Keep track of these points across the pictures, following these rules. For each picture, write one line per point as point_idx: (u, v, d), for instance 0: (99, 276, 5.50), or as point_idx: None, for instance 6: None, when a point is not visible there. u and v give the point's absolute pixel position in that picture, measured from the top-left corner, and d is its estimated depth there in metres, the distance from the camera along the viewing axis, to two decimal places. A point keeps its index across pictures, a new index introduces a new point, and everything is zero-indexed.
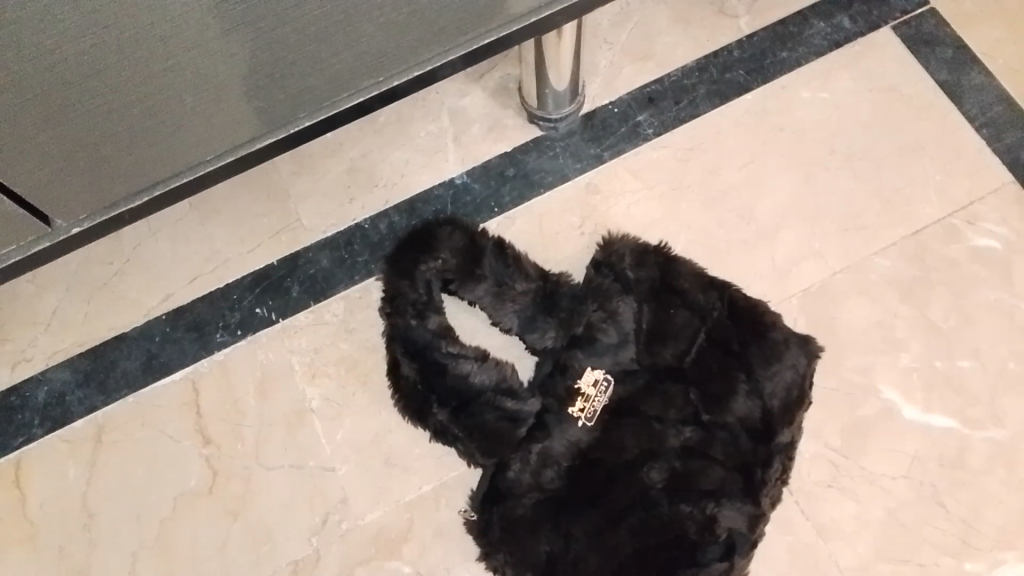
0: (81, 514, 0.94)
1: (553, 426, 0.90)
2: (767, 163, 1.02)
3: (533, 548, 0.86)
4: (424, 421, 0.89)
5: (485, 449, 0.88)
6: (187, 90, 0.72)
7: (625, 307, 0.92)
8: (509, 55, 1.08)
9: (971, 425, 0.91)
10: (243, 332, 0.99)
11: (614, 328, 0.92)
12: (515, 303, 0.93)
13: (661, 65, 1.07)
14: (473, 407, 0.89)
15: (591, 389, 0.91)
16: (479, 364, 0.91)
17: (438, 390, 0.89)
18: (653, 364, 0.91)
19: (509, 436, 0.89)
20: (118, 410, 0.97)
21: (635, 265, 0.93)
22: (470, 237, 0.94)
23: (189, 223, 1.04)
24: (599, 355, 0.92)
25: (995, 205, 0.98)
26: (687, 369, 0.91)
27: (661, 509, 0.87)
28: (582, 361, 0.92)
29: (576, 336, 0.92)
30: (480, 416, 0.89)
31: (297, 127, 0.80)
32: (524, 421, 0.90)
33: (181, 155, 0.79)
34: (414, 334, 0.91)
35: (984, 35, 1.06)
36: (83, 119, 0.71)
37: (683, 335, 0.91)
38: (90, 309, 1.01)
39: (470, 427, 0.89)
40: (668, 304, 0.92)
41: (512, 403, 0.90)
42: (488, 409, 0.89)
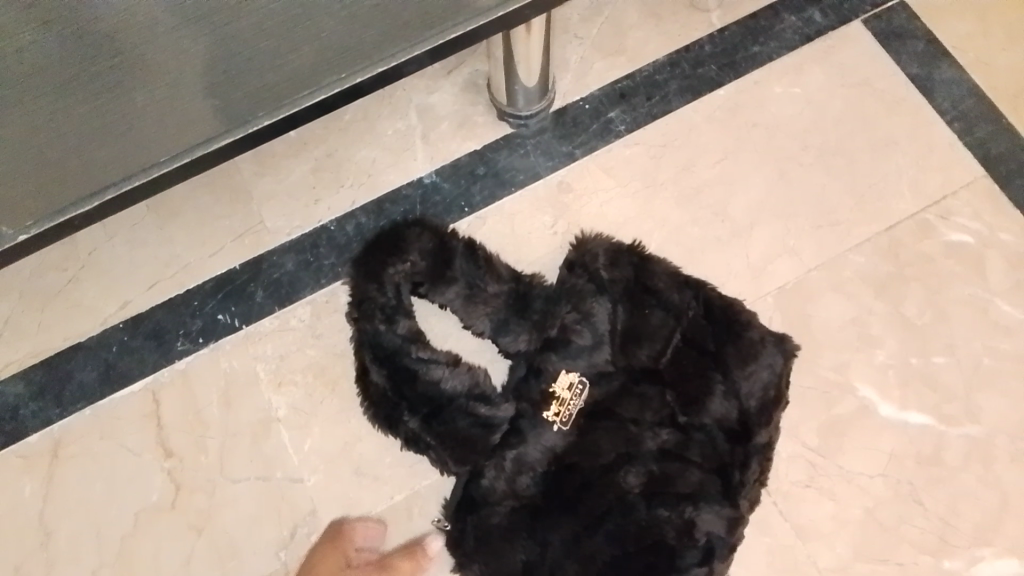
0: (37, 532, 0.90)
1: (528, 431, 0.88)
2: (741, 158, 1.00)
3: (509, 557, 0.84)
4: (393, 429, 0.87)
5: (459, 457, 0.86)
6: (137, 87, 0.70)
7: (599, 308, 0.90)
8: (477, 51, 1.05)
9: (947, 421, 0.90)
10: (205, 339, 0.95)
11: (588, 330, 0.90)
12: (487, 306, 0.91)
13: (633, 60, 1.05)
14: (445, 414, 0.87)
15: (568, 392, 0.89)
16: (450, 370, 0.88)
17: (409, 398, 0.87)
18: (630, 366, 0.90)
19: (483, 443, 0.87)
20: (74, 424, 0.93)
21: (608, 265, 0.91)
22: (439, 239, 0.91)
23: (147, 227, 1.00)
24: (573, 357, 0.90)
25: (967, 200, 0.98)
26: (664, 370, 0.89)
27: (639, 514, 0.85)
28: (557, 364, 0.90)
29: (550, 339, 0.90)
30: (453, 422, 0.87)
31: (257, 127, 0.74)
32: (499, 426, 0.88)
33: (131, 153, 0.73)
34: (383, 340, 0.88)
35: (953, 28, 1.06)
36: (28, 109, 0.68)
37: (658, 336, 0.89)
38: (43, 318, 0.97)
39: (442, 434, 0.86)
40: (643, 305, 0.90)
41: (486, 408, 0.88)
42: (461, 416, 0.87)
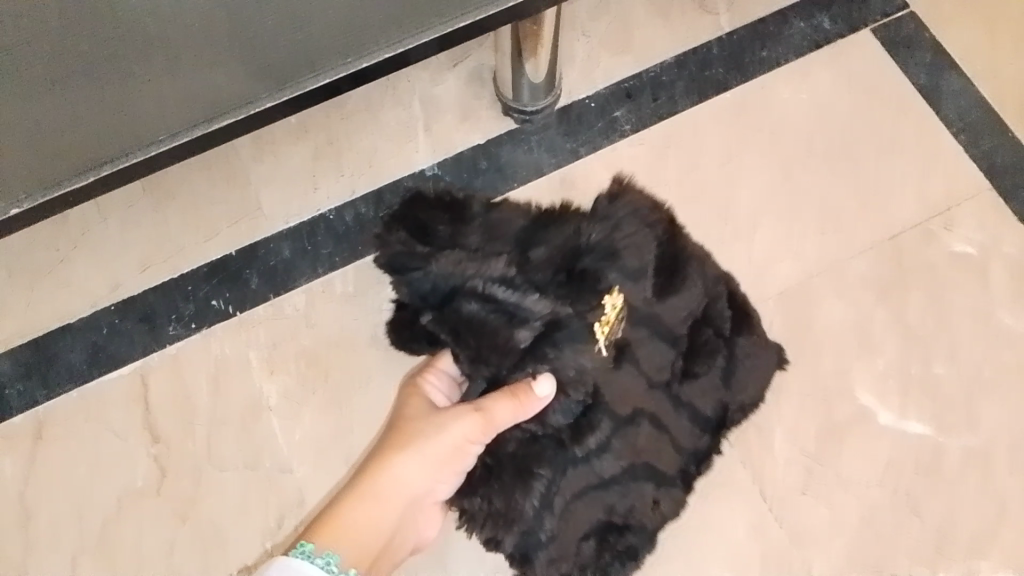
0: (17, 514, 0.88)
1: (561, 344, 0.68)
2: (746, 161, 1.00)
3: (516, 500, 0.74)
4: (415, 337, 0.76)
5: (474, 353, 0.68)
6: (139, 61, 0.70)
7: (636, 238, 0.74)
8: (484, 44, 1.04)
9: (946, 432, 0.89)
10: (197, 324, 0.94)
11: (622, 257, 0.73)
12: (503, 222, 0.76)
13: (640, 59, 1.04)
14: (461, 304, 0.69)
15: (608, 312, 0.70)
16: (462, 266, 0.70)
17: (421, 298, 0.71)
18: (655, 312, 0.76)
19: (508, 350, 0.68)
20: (60, 405, 0.91)
21: (649, 209, 0.76)
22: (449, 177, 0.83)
23: (142, 209, 0.98)
24: (614, 273, 0.72)
25: (972, 210, 0.97)
26: (679, 328, 0.78)
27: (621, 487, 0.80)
28: (590, 288, 0.70)
29: (579, 248, 0.72)
30: (467, 311, 0.68)
31: (260, 107, 0.72)
32: (529, 323, 0.68)
33: (129, 128, 0.71)
34: (398, 252, 0.74)
35: (962, 39, 1.05)
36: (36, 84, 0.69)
37: (684, 289, 0.78)
38: (33, 297, 0.95)
39: (459, 329, 0.68)
40: (678, 256, 0.77)
41: (507, 292, 0.68)
42: (476, 303, 0.68)
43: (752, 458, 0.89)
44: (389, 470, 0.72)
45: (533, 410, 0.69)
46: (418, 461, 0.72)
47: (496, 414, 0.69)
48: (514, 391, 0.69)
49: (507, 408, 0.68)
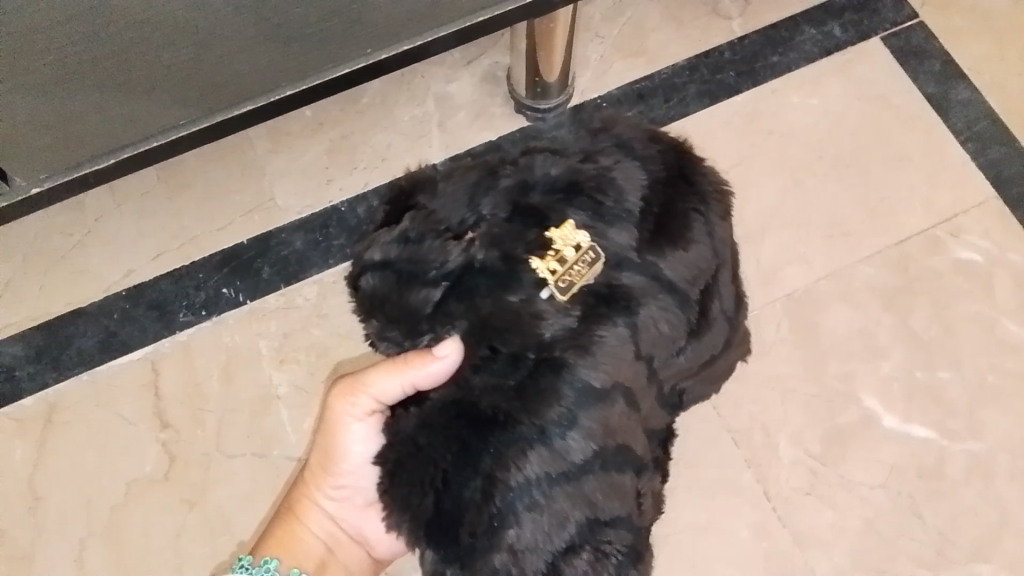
0: (25, 496, 0.89)
1: (474, 309, 0.53)
2: (756, 165, 1.01)
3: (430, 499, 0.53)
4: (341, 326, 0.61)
5: (388, 334, 0.55)
6: (163, 51, 0.70)
7: (618, 171, 0.57)
8: (499, 42, 1.05)
9: (949, 436, 0.90)
10: (208, 312, 0.95)
11: (599, 188, 0.56)
12: (461, 176, 0.57)
13: (652, 62, 1.05)
14: (365, 268, 0.55)
15: (552, 252, 0.53)
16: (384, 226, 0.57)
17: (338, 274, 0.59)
18: (651, 266, 0.56)
19: (414, 314, 0.54)
20: (70, 389, 0.92)
21: (639, 142, 0.59)
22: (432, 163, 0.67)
23: (155, 197, 0.99)
24: (570, 206, 0.56)
25: (978, 218, 0.98)
26: (678, 278, 0.57)
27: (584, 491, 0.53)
28: (533, 220, 0.55)
29: (524, 171, 0.56)
30: (372, 277, 0.55)
31: (278, 97, 0.75)
32: (437, 277, 0.53)
33: (151, 113, 0.73)
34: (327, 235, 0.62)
35: (971, 50, 1.06)
36: (67, 77, 0.69)
37: (687, 240, 0.57)
38: (46, 282, 0.96)
39: (367, 297, 0.55)
40: (673, 199, 0.58)
41: (409, 241, 0.54)
42: (379, 262, 0.55)
43: (756, 458, 0.89)
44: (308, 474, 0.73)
45: (422, 372, 0.53)
46: (324, 461, 0.71)
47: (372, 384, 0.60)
48: (416, 353, 0.54)
49: (389, 372, 0.57)
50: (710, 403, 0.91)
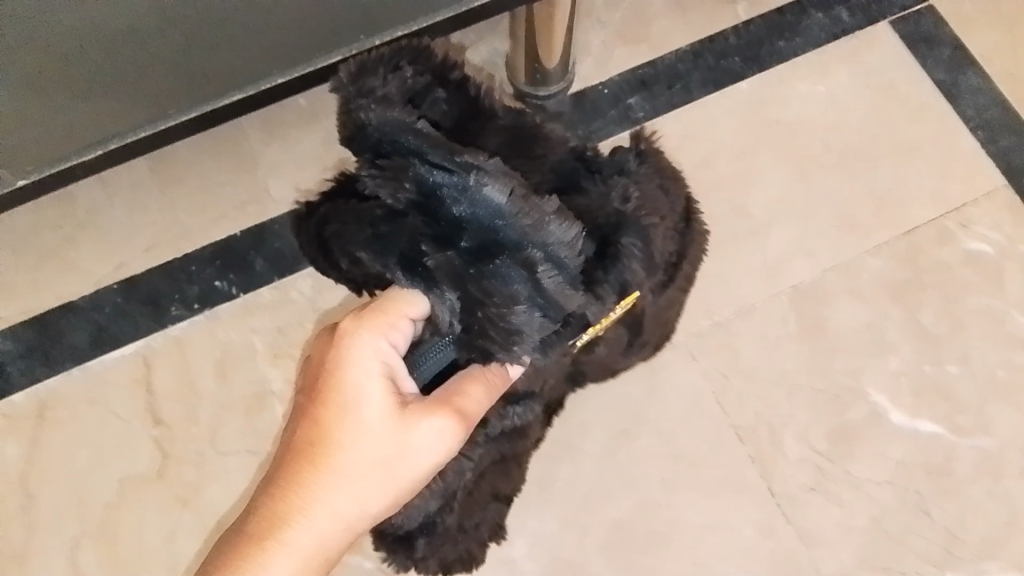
0: (18, 494, 0.87)
1: (552, 347, 0.52)
2: (761, 154, 0.98)
3: (431, 522, 0.65)
4: (391, 257, 0.49)
5: (481, 345, 0.50)
6: (152, 35, 0.66)
7: (664, 224, 0.58)
8: (497, 28, 1.02)
9: (957, 432, 0.88)
10: (201, 306, 0.93)
11: (652, 243, 0.55)
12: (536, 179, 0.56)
13: (655, 48, 1.03)
14: (498, 258, 0.47)
15: (614, 310, 0.55)
16: (519, 202, 0.47)
17: (439, 223, 0.48)
18: (646, 311, 0.62)
19: (519, 335, 0.50)
20: (62, 385, 0.90)
21: (672, 183, 0.61)
22: (446, 65, 0.56)
23: (146, 188, 0.96)
24: (641, 265, 0.54)
25: (988, 209, 0.96)
26: (649, 323, 0.65)
27: (506, 493, 0.75)
28: (618, 277, 0.53)
29: (624, 219, 0.54)
30: (501, 276, 0.47)
31: (270, 84, 0.73)
32: (552, 318, 0.50)
33: (141, 105, 0.71)
34: (402, 130, 0.49)
35: (982, 36, 1.03)
36: (52, 61, 0.66)
37: (676, 287, 0.63)
38: (36, 276, 0.93)
39: (488, 293, 0.48)
40: (687, 246, 0.62)
41: (555, 279, 0.48)
42: (519, 274, 0.48)
43: (762, 454, 0.88)
44: (316, 499, 0.56)
45: (497, 388, 0.55)
46: (346, 472, 0.56)
47: (468, 411, 0.55)
48: (494, 376, 0.55)
49: (481, 393, 0.54)
50: (714, 399, 0.89)
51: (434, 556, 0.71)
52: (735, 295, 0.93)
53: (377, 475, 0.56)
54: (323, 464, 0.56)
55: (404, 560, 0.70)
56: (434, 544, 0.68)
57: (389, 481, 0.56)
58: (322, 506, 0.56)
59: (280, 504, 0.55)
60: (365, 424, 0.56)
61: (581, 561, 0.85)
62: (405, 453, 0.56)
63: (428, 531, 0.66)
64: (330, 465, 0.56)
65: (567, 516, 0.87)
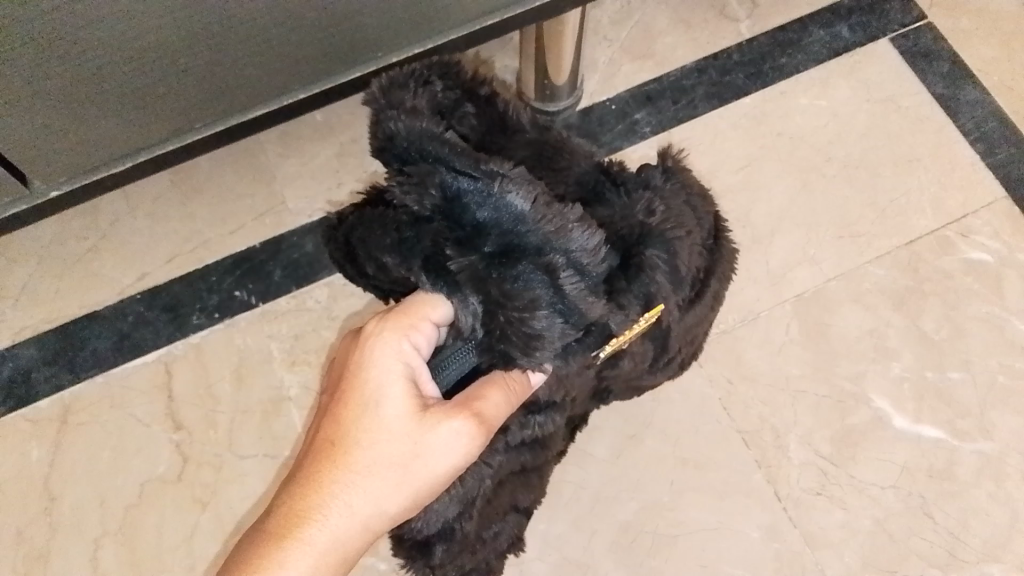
0: (42, 496, 0.90)
1: (574, 355, 0.55)
2: (765, 167, 1.01)
3: (451, 528, 0.64)
4: (416, 260, 0.52)
5: (504, 350, 0.52)
6: (180, 60, 0.70)
7: (690, 239, 0.59)
8: (507, 46, 1.06)
9: (960, 437, 0.90)
10: (221, 314, 0.96)
11: (677, 256, 0.57)
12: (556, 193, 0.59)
13: (660, 65, 1.06)
14: (520, 263, 0.50)
15: (639, 322, 0.57)
16: (542, 209, 0.50)
17: (464, 228, 0.50)
18: (673, 327, 0.63)
19: (540, 340, 0.51)
20: (85, 390, 0.93)
21: (701, 200, 0.62)
22: (474, 88, 0.57)
23: (168, 200, 1.00)
24: (664, 277, 0.56)
25: (988, 219, 0.98)
26: (676, 340, 0.66)
27: (523, 505, 0.76)
28: (643, 288, 0.56)
29: (648, 231, 0.57)
30: (523, 279, 0.50)
31: (292, 99, 0.78)
32: (574, 324, 0.52)
33: (168, 119, 0.75)
34: (428, 138, 0.50)
35: (980, 51, 1.06)
36: (89, 89, 0.69)
37: (704, 304, 0.64)
38: (61, 285, 0.97)
39: (510, 297, 0.50)
40: (714, 264, 0.64)
41: (576, 284, 0.51)
42: (540, 278, 0.50)
43: (767, 458, 0.90)
44: (334, 499, 0.57)
45: (518, 395, 0.57)
46: (365, 471, 0.58)
47: (487, 415, 0.56)
48: (515, 381, 0.57)
49: (504, 400, 0.56)
50: (720, 405, 0.91)
51: (451, 567, 0.69)
52: (740, 303, 0.95)
53: (394, 476, 0.57)
54: (343, 463, 0.58)
55: (420, 569, 0.67)
56: (452, 553, 0.66)
57: (407, 483, 0.57)
58: (340, 508, 0.57)
59: (299, 501, 0.57)
60: (384, 424, 0.58)
61: (590, 563, 0.87)
62: (423, 457, 0.57)
63: (446, 538, 0.65)
64: (349, 468, 0.58)
65: (576, 519, 0.88)
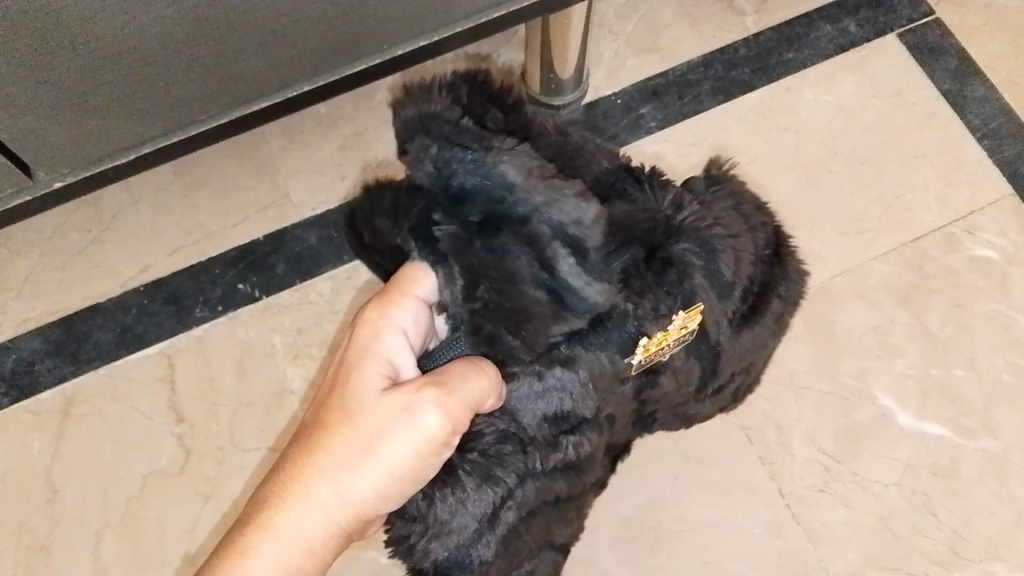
0: (44, 488, 0.90)
1: (596, 348, 0.52)
2: (770, 163, 1.00)
3: (466, 552, 0.58)
4: (406, 225, 0.50)
5: (491, 327, 0.50)
6: (185, 51, 0.69)
7: (736, 243, 0.55)
8: (512, 40, 1.05)
9: (964, 435, 0.90)
10: (223, 307, 0.95)
11: (716, 260, 0.54)
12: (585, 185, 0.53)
13: (665, 59, 1.05)
14: (502, 234, 0.49)
15: (675, 322, 0.53)
16: (536, 180, 0.48)
17: (453, 195, 0.49)
18: (717, 342, 0.59)
19: (529, 322, 0.50)
20: (88, 382, 0.93)
21: (752, 210, 0.58)
22: (505, 81, 0.52)
23: (171, 193, 0.99)
24: (700, 275, 0.53)
25: (994, 216, 0.98)
26: (723, 363, 0.62)
27: (557, 541, 0.68)
28: (671, 289, 0.52)
29: (678, 225, 0.53)
30: (509, 255, 0.49)
31: (295, 92, 0.78)
32: (569, 312, 0.50)
33: (173, 111, 0.75)
34: (436, 115, 0.49)
35: (988, 47, 1.05)
36: (93, 81, 0.69)
37: (756, 325, 0.60)
38: (64, 276, 0.96)
39: (493, 269, 0.49)
40: (772, 279, 0.59)
41: (569, 266, 0.49)
42: (523, 250, 0.49)
43: (770, 455, 0.89)
44: (298, 485, 0.54)
45: (487, 386, 0.51)
46: (329, 458, 0.54)
47: (466, 393, 0.50)
48: (466, 367, 0.52)
49: (474, 386, 0.50)
50: None
51: None
52: None
53: (358, 460, 0.54)
54: (311, 448, 0.55)
55: None
56: None
57: (372, 469, 0.54)
58: (308, 501, 0.54)
59: (268, 485, 0.55)
60: (355, 407, 0.55)
61: (592, 559, 0.87)
62: (395, 439, 0.54)
63: (462, 565, 0.59)
64: (318, 455, 0.55)
65: None
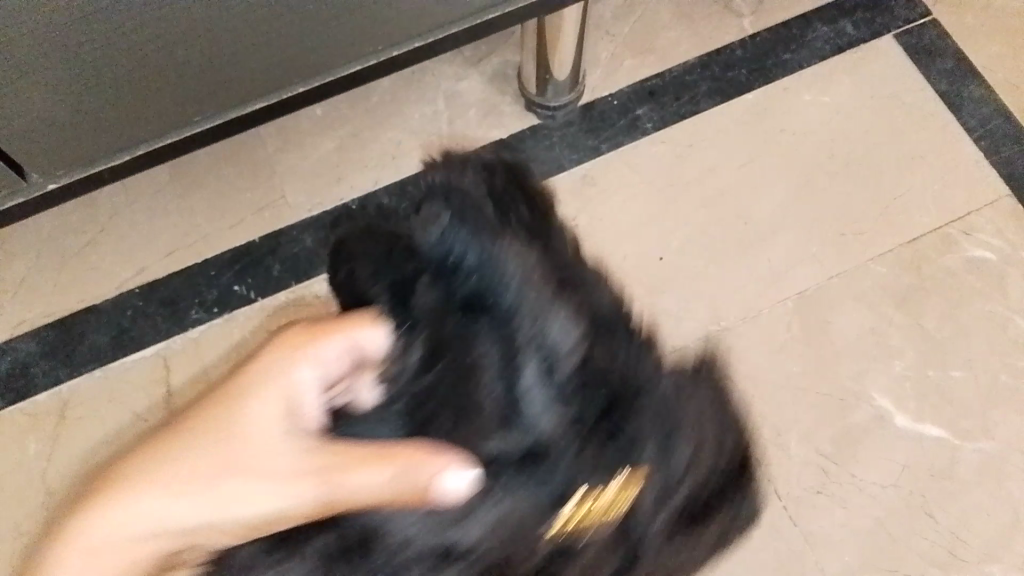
0: (39, 491, 0.89)
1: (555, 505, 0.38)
2: (767, 164, 1.00)
3: None
4: (385, 289, 0.44)
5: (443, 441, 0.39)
6: (179, 53, 0.69)
7: (725, 441, 0.41)
8: (509, 42, 1.05)
9: (961, 436, 0.89)
10: (219, 309, 0.95)
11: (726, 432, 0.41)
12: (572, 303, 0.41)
13: (662, 60, 1.05)
14: (483, 318, 0.40)
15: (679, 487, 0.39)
16: (537, 279, 0.40)
17: (437, 266, 0.42)
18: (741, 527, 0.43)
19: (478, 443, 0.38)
20: (83, 385, 0.93)
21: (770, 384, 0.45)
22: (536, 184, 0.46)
23: (167, 195, 0.99)
24: (690, 449, 0.39)
25: (991, 217, 0.97)
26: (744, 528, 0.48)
27: None
28: (670, 450, 0.39)
29: (620, 327, 0.42)
30: (474, 341, 0.39)
31: (291, 94, 0.78)
32: (514, 427, 0.38)
33: (167, 111, 0.75)
34: (444, 184, 0.44)
35: (984, 48, 1.05)
36: (86, 83, 0.68)
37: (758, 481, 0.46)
38: (59, 279, 0.96)
39: (454, 358, 0.39)
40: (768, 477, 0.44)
41: (538, 383, 0.38)
42: (496, 345, 0.39)
43: (767, 457, 0.89)
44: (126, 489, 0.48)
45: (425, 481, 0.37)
46: (168, 472, 0.48)
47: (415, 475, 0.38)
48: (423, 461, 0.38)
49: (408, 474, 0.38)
50: None
51: None
52: (741, 301, 0.95)
53: (201, 491, 0.48)
54: (157, 452, 0.49)
55: None
56: None
57: (212, 512, 0.46)
58: (136, 506, 0.48)
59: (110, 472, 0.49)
60: (232, 432, 0.50)
61: None
62: (254, 484, 0.47)
63: None
64: (164, 455, 0.49)
65: None
